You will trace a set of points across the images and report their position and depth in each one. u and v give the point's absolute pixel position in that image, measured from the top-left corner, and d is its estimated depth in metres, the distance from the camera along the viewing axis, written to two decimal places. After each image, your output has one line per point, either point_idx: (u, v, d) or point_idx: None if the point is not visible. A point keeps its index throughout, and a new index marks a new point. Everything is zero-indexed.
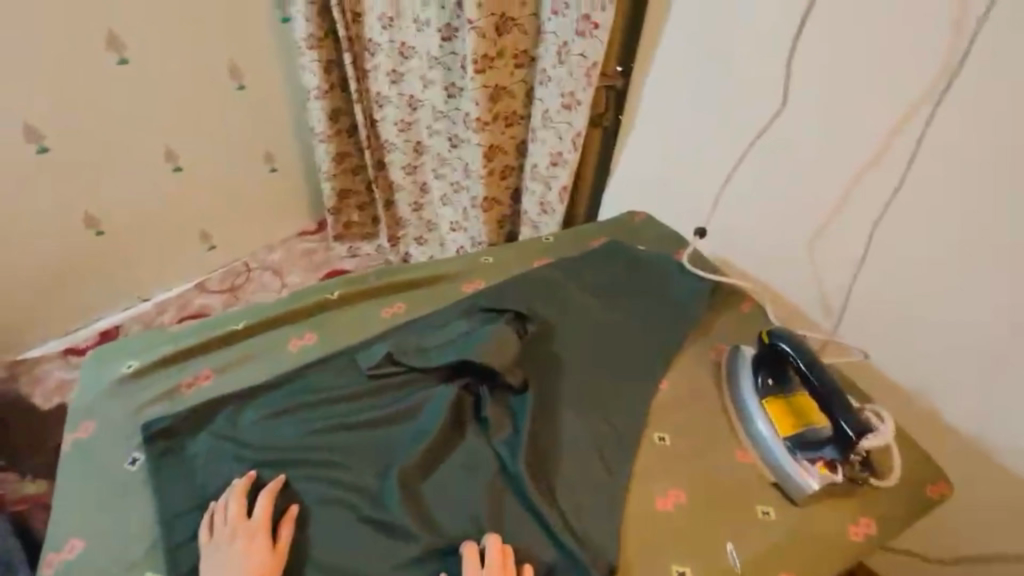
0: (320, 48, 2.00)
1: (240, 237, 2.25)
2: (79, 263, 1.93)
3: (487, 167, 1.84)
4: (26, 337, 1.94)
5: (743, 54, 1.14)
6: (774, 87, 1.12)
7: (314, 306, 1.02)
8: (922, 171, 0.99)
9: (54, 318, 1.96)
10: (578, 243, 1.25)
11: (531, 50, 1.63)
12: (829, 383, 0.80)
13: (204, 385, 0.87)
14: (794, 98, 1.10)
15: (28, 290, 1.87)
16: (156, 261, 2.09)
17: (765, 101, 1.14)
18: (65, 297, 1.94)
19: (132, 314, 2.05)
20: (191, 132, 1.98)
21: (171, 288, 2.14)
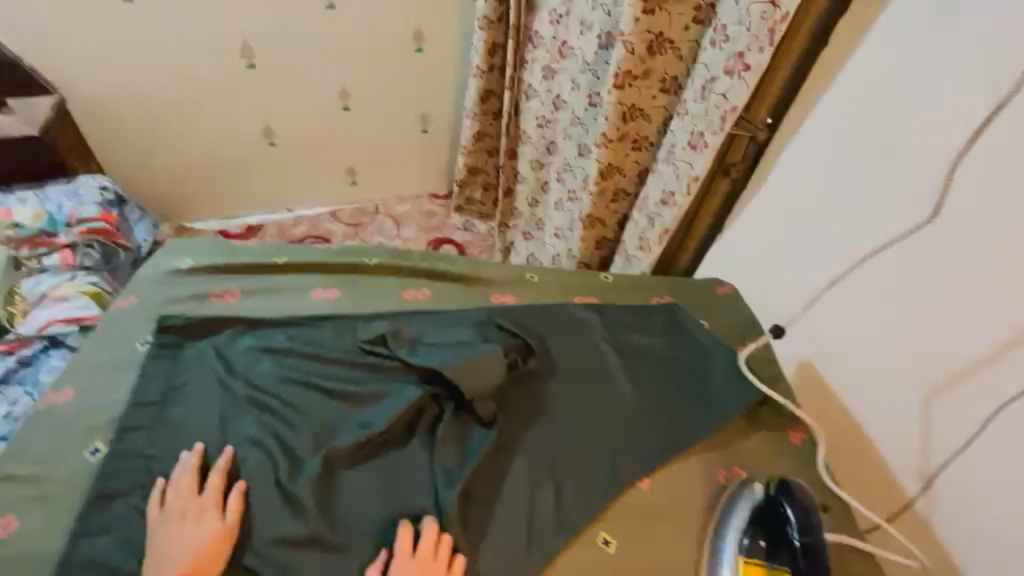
0: (489, 29, 2.06)
1: (377, 183, 2.45)
2: (247, 167, 2.23)
3: (599, 185, 1.74)
4: (190, 214, 2.28)
5: (907, 147, 0.96)
6: (928, 194, 0.93)
7: (349, 265, 1.06)
8: None
9: (214, 205, 2.29)
10: (639, 294, 1.13)
11: (681, 78, 1.52)
12: (824, 573, 0.68)
13: (228, 301, 0.98)
14: (953, 214, 0.89)
15: (203, 177, 2.21)
16: (305, 183, 2.35)
17: (913, 206, 0.96)
18: (229, 191, 2.27)
19: (275, 220, 2.35)
20: (366, 81, 2.18)
21: (312, 208, 2.41)
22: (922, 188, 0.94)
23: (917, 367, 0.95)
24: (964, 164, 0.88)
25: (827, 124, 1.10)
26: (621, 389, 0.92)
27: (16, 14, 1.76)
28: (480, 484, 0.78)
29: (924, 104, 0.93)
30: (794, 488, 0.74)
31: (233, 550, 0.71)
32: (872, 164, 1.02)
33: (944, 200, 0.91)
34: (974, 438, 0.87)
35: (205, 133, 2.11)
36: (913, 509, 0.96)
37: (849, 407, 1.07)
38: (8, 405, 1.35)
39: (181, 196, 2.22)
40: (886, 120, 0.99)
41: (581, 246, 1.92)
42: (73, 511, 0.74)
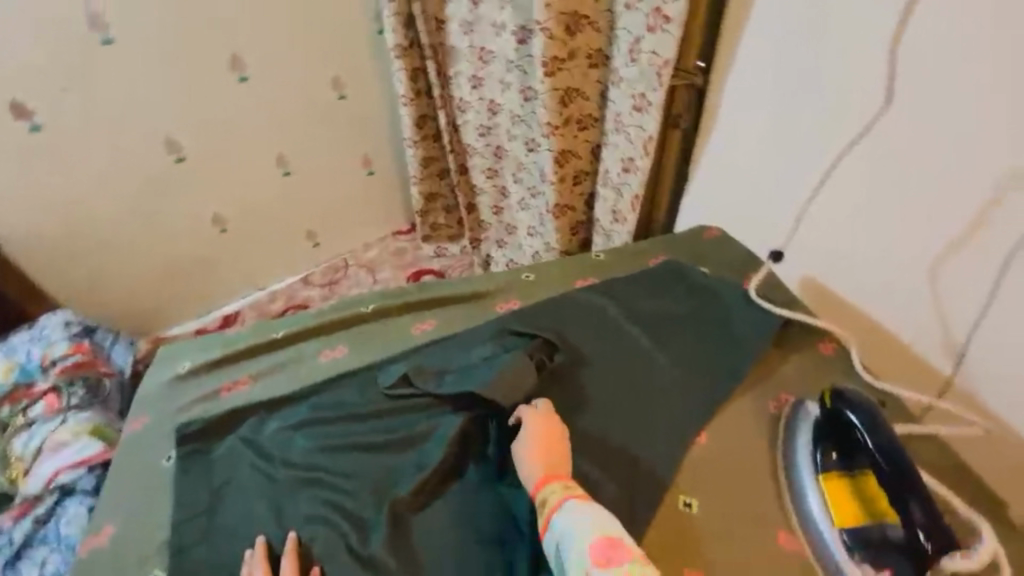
0: (406, 57, 2.06)
1: (340, 236, 2.43)
2: (207, 259, 2.18)
3: (558, 173, 1.77)
4: (163, 322, 2.22)
5: (843, 51, 1.03)
6: (876, 86, 1.00)
7: (349, 319, 1.04)
8: None
9: (184, 306, 2.23)
10: (635, 260, 1.14)
11: (606, 48, 1.53)
12: (907, 465, 0.66)
13: (241, 390, 0.95)
14: (905, 96, 0.97)
15: (166, 281, 2.15)
16: (269, 257, 2.31)
17: (865, 101, 1.02)
18: (195, 287, 2.21)
19: (249, 302, 2.30)
20: (301, 141, 2.16)
21: (282, 281, 2.37)
22: (870, 80, 1.01)
23: (917, 243, 1.02)
24: (902, 47, 0.95)
25: (762, 49, 1.15)
26: (650, 355, 0.92)
27: None
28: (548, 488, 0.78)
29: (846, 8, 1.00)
30: (849, 393, 0.74)
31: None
32: (817, 72, 1.08)
33: (893, 85, 0.98)
34: (995, 290, 0.94)
35: (156, 238, 2.06)
36: None
37: (864, 304, 1.14)
38: (40, 568, 1.30)
39: (150, 307, 2.17)
40: (817, 30, 1.05)
41: (558, 236, 1.94)
42: None
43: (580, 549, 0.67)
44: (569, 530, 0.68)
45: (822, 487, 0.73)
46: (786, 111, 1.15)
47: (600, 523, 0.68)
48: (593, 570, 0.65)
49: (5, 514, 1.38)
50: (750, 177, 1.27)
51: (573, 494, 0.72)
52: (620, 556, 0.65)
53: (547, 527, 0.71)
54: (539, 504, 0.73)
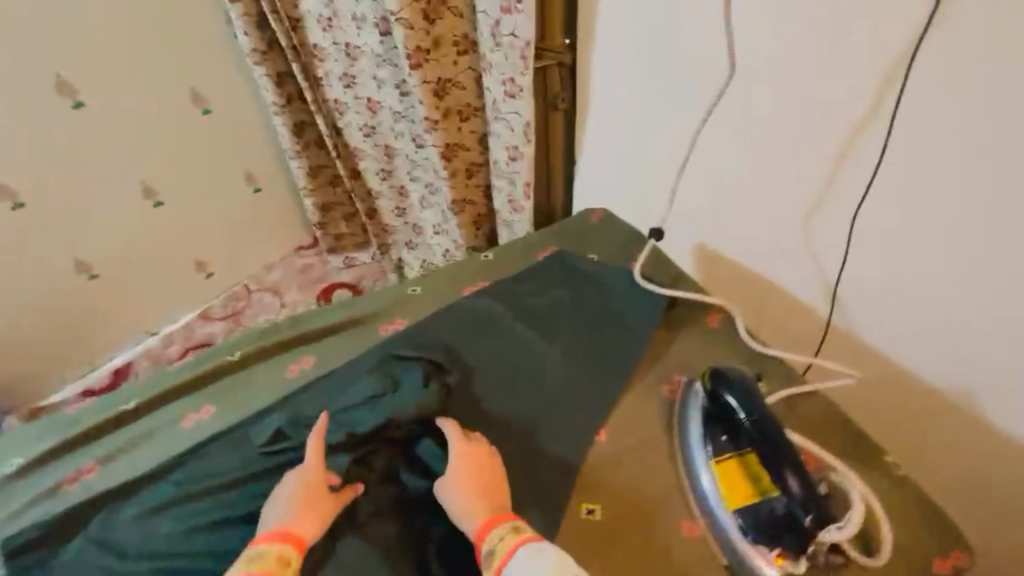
0: (267, 61, 1.89)
1: (235, 262, 2.24)
2: (81, 311, 1.97)
3: (449, 168, 1.69)
4: (48, 385, 2.02)
5: (689, 24, 1.05)
6: (719, 59, 1.05)
7: (214, 372, 0.94)
8: (905, 141, 0.91)
9: (66, 365, 2.01)
10: (523, 256, 1.08)
11: (472, 33, 1.46)
12: (778, 439, 0.71)
13: (89, 477, 0.82)
14: (746, 67, 1.03)
15: (38, 342, 1.93)
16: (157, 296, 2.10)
17: (713, 73, 1.07)
18: (73, 343, 1.99)
19: (140, 351, 2.08)
20: (167, 166, 1.94)
21: (177, 321, 2.16)
22: (715, 47, 1.04)
23: (785, 194, 1.08)
24: (736, 12, 0.99)
25: (616, 27, 1.16)
26: (543, 356, 0.89)
27: None
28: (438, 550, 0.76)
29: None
30: (728, 373, 0.77)
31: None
32: (669, 44, 1.10)
33: (734, 51, 1.03)
34: (852, 235, 1.03)
35: (14, 296, 1.83)
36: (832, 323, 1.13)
37: (756, 266, 1.20)
38: None
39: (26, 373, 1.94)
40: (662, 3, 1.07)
41: (462, 232, 1.87)
42: None
43: None
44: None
45: (715, 470, 0.75)
46: (649, 85, 1.17)
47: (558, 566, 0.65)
48: None
49: None
50: (630, 154, 1.29)
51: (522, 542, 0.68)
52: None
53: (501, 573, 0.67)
54: (488, 556, 0.69)
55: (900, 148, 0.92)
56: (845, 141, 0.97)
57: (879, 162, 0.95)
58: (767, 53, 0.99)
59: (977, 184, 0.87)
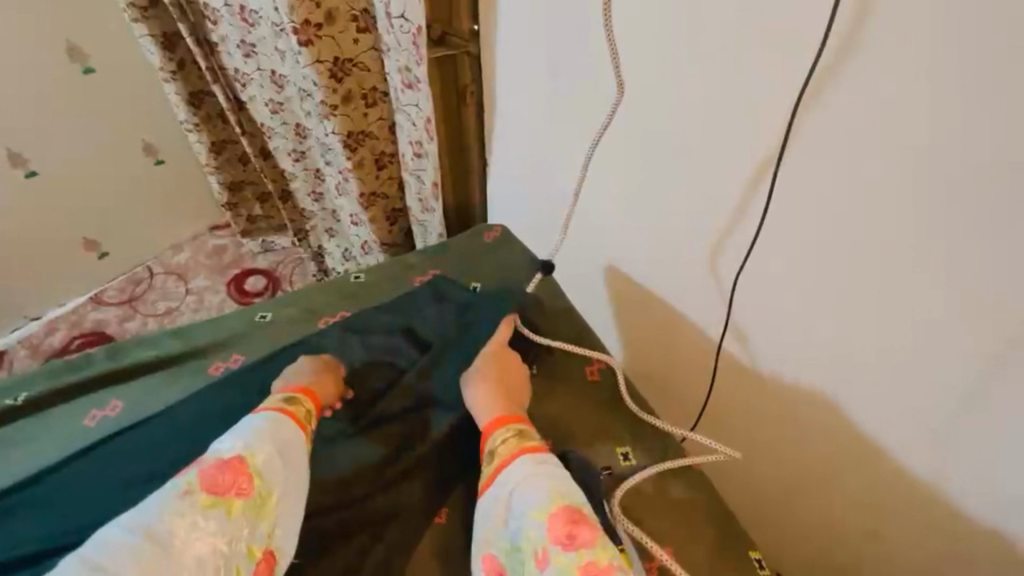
0: (151, 18, 1.64)
1: (135, 241, 2.03)
2: None
3: (353, 159, 1.51)
4: None
5: (590, 20, 0.92)
6: (608, 72, 0.94)
7: (10, 412, 0.88)
8: (804, 175, 0.78)
9: None
10: (400, 278, 1.01)
11: (372, 8, 1.28)
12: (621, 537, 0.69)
13: None
14: (635, 90, 0.92)
15: None
16: (39, 278, 1.89)
17: (600, 98, 0.98)
18: None
19: (21, 337, 1.86)
20: (39, 133, 1.71)
21: (64, 304, 1.94)
22: (606, 64, 0.94)
23: (691, 228, 0.98)
24: (623, 25, 0.88)
25: (515, 30, 1.04)
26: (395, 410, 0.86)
27: None
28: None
29: None
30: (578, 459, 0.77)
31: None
32: (565, 55, 0.99)
33: (624, 70, 0.92)
34: (744, 270, 0.94)
35: None
36: (730, 358, 1.05)
37: (669, 297, 1.09)
38: None
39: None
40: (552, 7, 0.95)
41: (373, 228, 1.71)
42: None
43: (542, 523, 0.65)
44: (517, 506, 0.68)
45: None
46: (549, 96, 1.06)
47: (560, 495, 0.67)
48: (551, 546, 0.63)
49: None
50: (534, 166, 1.18)
51: (526, 450, 0.72)
52: (578, 538, 0.63)
53: (485, 495, 0.72)
54: (488, 454, 0.74)
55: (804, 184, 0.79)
56: (748, 178, 0.85)
57: (768, 201, 0.84)
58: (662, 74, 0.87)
59: (863, 257, 0.78)
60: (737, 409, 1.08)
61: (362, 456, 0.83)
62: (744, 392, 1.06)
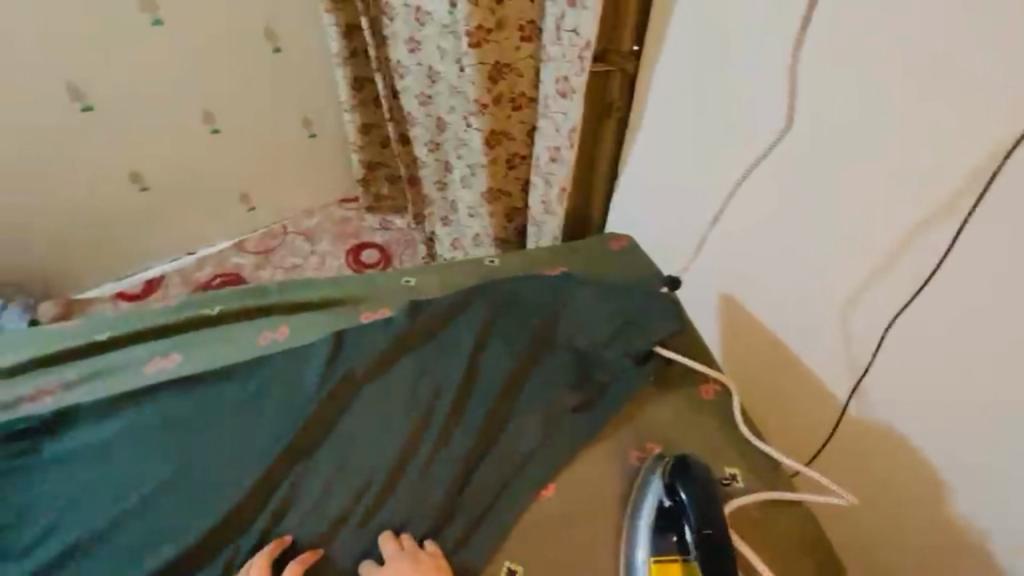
0: (341, 10, 1.88)
1: (277, 200, 2.30)
2: (124, 220, 2.07)
3: (489, 155, 1.63)
4: (87, 280, 2.12)
5: (763, 51, 0.94)
6: (779, 98, 0.94)
7: (195, 321, 0.93)
8: (980, 236, 0.77)
9: (108, 265, 2.13)
10: (528, 270, 1.03)
11: (539, 21, 1.39)
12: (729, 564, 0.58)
13: (53, 399, 0.84)
14: (805, 122, 0.92)
15: (85, 239, 2.04)
16: (200, 219, 2.19)
17: (761, 127, 0.98)
18: (118, 246, 2.10)
19: (177, 267, 2.18)
20: (229, 97, 2.01)
21: (213, 245, 2.25)
22: (777, 97, 0.94)
23: (822, 272, 0.97)
24: (802, 60, 0.89)
25: (677, 57, 1.09)
26: (495, 378, 0.83)
27: None
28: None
29: (745, 11, 0.94)
30: (693, 469, 0.63)
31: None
32: (727, 82, 1.01)
33: (794, 105, 0.93)
34: (889, 329, 0.91)
35: (69, 191, 1.94)
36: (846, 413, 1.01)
37: (788, 342, 1.07)
38: None
39: (77, 266, 2.08)
40: (724, 38, 0.99)
41: (491, 222, 1.82)
42: None
43: None
44: None
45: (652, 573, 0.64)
46: (701, 122, 1.09)
47: None
48: None
49: None
50: (669, 188, 1.20)
51: None
52: None
53: None
54: None
55: (979, 243, 0.77)
56: (909, 232, 0.84)
57: (938, 261, 0.82)
58: (832, 114, 0.88)
59: None
60: (839, 460, 1.04)
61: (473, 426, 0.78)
62: (852, 449, 1.01)
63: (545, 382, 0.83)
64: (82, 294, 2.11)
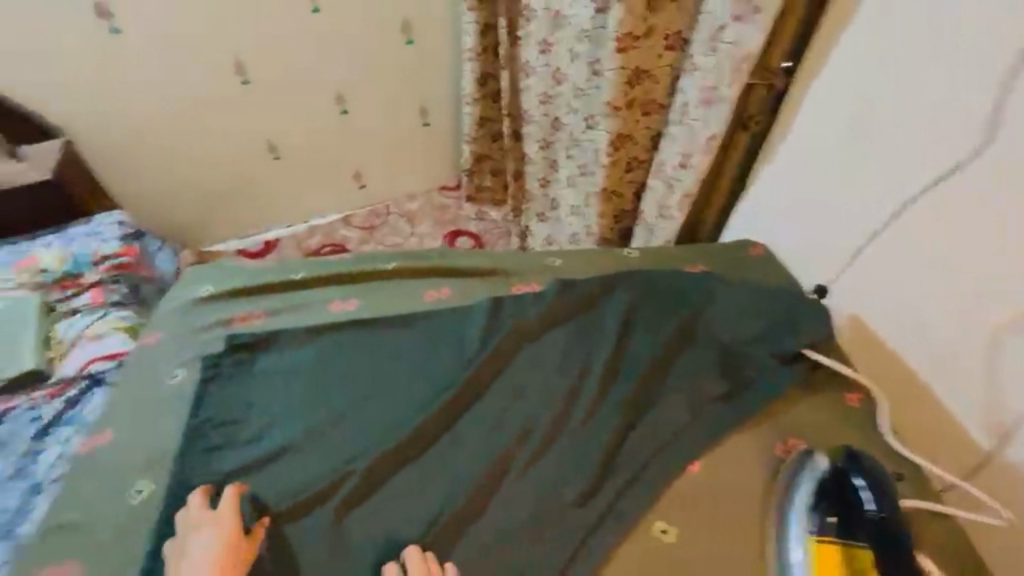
0: (480, 10, 2.01)
1: (386, 182, 2.46)
2: (255, 184, 2.28)
3: (611, 156, 1.70)
4: (215, 236, 2.35)
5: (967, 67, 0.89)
6: (979, 118, 0.89)
7: (369, 273, 1.04)
8: None
9: (235, 224, 2.35)
10: (667, 263, 1.09)
11: (686, 31, 1.44)
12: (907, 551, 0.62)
13: (255, 323, 0.96)
14: (1006, 146, 0.86)
15: (220, 198, 2.27)
16: (319, 191, 2.39)
17: (950, 146, 0.93)
18: (248, 207, 2.32)
19: (292, 233, 2.39)
20: (363, 82, 2.20)
21: (325, 217, 2.44)
22: (966, 121, 0.91)
23: (988, 308, 0.91)
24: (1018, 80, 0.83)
25: (841, 76, 1.09)
26: (640, 357, 0.88)
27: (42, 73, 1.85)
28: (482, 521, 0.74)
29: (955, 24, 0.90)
30: (863, 458, 0.68)
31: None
32: (916, 96, 0.97)
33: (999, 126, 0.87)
34: None
35: (217, 153, 2.17)
36: (995, 459, 0.93)
37: (925, 375, 1.02)
38: (63, 444, 1.39)
39: (204, 219, 2.29)
40: (923, 51, 0.95)
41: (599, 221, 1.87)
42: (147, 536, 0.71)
43: None
44: None
45: (810, 544, 0.66)
46: (858, 142, 1.08)
47: None
48: None
49: (40, 389, 1.49)
50: (821, 200, 1.17)
51: None
52: None
53: None
54: None
55: None
56: None
57: None
58: None
59: None
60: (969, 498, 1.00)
61: (623, 399, 0.83)
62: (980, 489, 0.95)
63: (690, 368, 0.87)
64: (210, 247, 2.34)
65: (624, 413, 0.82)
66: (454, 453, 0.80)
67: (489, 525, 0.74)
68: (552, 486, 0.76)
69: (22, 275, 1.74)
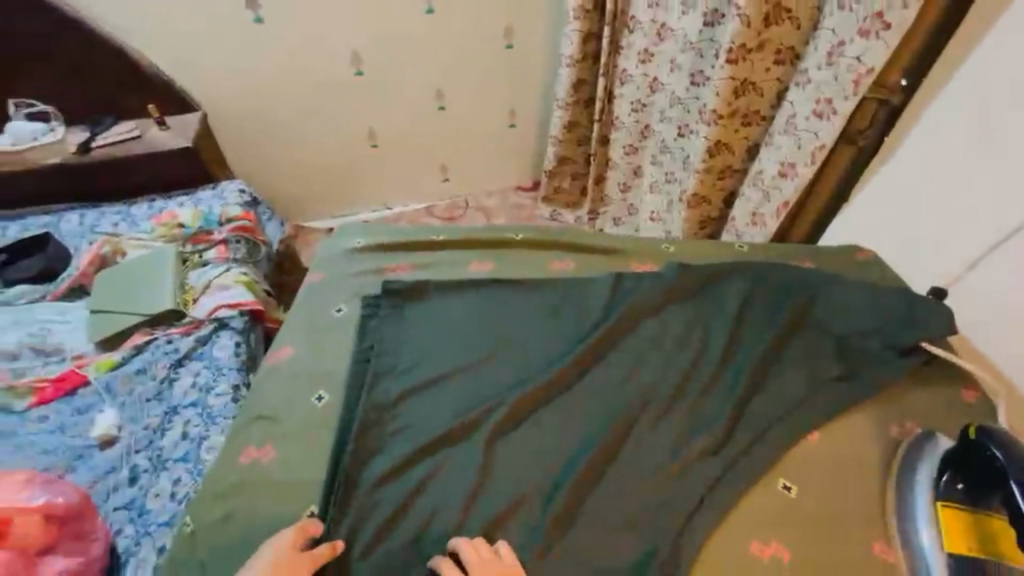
0: (584, 19, 2.05)
1: (469, 176, 2.60)
2: (350, 168, 2.43)
3: (706, 163, 1.74)
4: (310, 214, 2.52)
5: None
6: None
7: (501, 241, 1.14)
8: None
9: (331, 203, 2.51)
10: (779, 259, 1.15)
11: (798, 47, 1.51)
12: None
13: (402, 274, 1.08)
14: None
15: (317, 180, 2.42)
16: (407, 180, 2.53)
17: None
18: (344, 189, 2.48)
19: (378, 217, 2.55)
20: (461, 81, 2.32)
21: (409, 205, 2.59)
22: None
23: None
24: None
25: (957, 92, 1.08)
26: (754, 338, 0.95)
27: (185, 54, 2.02)
28: (620, 460, 0.82)
29: None
30: (998, 431, 0.69)
31: (427, 516, 0.77)
32: None
33: None
34: None
35: (319, 136, 2.31)
36: None
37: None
38: (194, 376, 1.57)
39: (296, 195, 2.45)
40: None
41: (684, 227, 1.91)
42: (331, 436, 0.85)
43: None
44: None
45: (937, 512, 0.71)
46: (969, 158, 1.06)
47: None
48: None
49: (175, 327, 1.67)
50: (928, 214, 1.15)
51: None
52: None
53: None
54: None
55: None
56: None
57: None
58: None
59: None
60: None
61: (743, 372, 0.90)
62: None
63: (806, 354, 0.92)
64: (304, 223, 2.53)
65: (743, 385, 0.88)
66: (587, 400, 0.89)
67: (621, 470, 0.81)
68: (678, 442, 0.84)
69: (161, 229, 1.93)
